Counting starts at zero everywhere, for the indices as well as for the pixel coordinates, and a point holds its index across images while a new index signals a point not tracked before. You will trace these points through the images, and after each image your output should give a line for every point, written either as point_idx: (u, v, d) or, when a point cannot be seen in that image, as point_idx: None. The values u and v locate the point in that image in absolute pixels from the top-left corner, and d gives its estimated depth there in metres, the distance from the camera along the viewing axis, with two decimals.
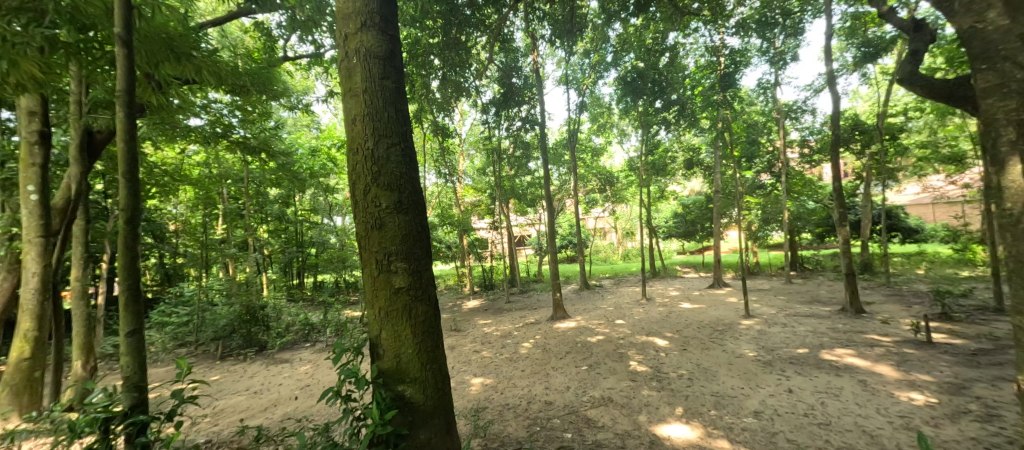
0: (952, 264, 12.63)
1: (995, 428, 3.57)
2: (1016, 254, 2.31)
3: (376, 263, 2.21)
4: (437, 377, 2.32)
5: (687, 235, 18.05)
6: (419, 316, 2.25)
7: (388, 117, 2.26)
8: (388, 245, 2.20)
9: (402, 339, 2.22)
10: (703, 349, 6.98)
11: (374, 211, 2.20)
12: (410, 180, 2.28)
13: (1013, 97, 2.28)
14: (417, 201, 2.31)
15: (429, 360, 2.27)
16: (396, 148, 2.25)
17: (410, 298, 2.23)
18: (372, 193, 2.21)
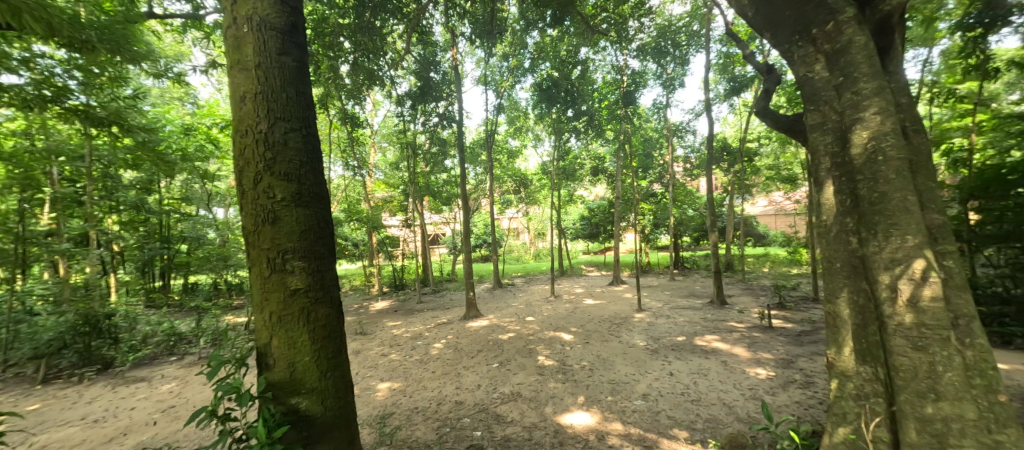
0: (786, 263, 15.80)
1: (811, 393, 4.56)
2: (826, 256, 2.99)
3: (267, 262, 1.95)
4: (340, 386, 2.14)
5: (591, 237, 19.57)
6: (320, 321, 2.05)
7: (287, 99, 2.03)
8: (284, 242, 1.96)
9: (297, 346, 1.99)
10: (603, 341, 7.62)
11: (267, 203, 1.94)
12: (312, 170, 2.07)
13: (829, 133, 2.93)
14: (320, 193, 2.10)
15: (331, 367, 2.09)
16: (297, 133, 2.03)
17: (309, 301, 2.02)
18: (265, 184, 1.94)
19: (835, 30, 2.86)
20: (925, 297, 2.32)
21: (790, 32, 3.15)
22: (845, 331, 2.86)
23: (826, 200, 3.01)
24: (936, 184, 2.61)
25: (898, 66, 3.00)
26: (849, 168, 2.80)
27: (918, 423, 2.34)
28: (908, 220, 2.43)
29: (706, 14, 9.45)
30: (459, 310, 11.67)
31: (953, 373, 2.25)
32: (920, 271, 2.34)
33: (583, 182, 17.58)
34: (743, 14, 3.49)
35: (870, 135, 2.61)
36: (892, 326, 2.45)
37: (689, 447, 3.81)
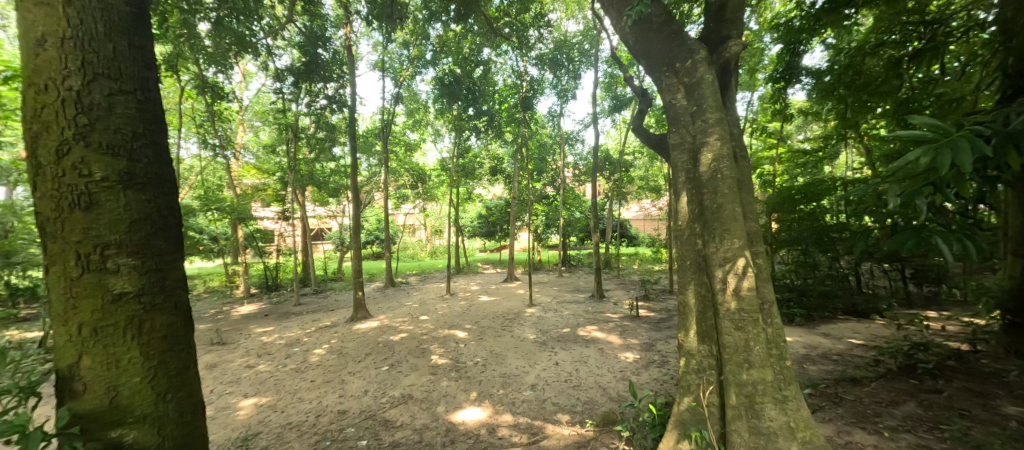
0: (651, 261, 18.40)
1: (665, 370, 5.41)
2: (679, 256, 3.56)
3: (76, 258, 1.50)
4: (188, 410, 1.77)
5: (487, 235, 20.01)
6: (158, 332, 1.66)
7: (115, 52, 1.60)
8: (104, 234, 1.53)
9: (122, 364, 1.57)
10: (496, 337, 7.84)
11: (78, 183, 1.49)
12: (150, 145, 1.69)
13: (685, 152, 3.49)
14: (161, 175, 1.72)
15: (174, 387, 1.71)
16: (129, 97, 1.63)
17: (142, 308, 1.61)
18: (76, 157, 1.49)
19: (691, 67, 3.45)
20: (744, 288, 2.94)
21: (659, 63, 3.67)
22: (691, 317, 3.43)
23: (681, 208, 3.57)
24: (753, 199, 3.32)
25: (732, 103, 3.72)
26: (697, 183, 3.38)
27: (737, 387, 2.95)
28: (734, 227, 3.06)
29: (596, 36, 10.44)
30: (345, 311, 10.78)
31: (760, 347, 2.90)
32: (742, 267, 2.97)
33: (482, 181, 17.87)
34: (625, 42, 3.96)
35: (713, 157, 3.21)
36: (722, 312, 3.04)
37: (569, 429, 4.17)
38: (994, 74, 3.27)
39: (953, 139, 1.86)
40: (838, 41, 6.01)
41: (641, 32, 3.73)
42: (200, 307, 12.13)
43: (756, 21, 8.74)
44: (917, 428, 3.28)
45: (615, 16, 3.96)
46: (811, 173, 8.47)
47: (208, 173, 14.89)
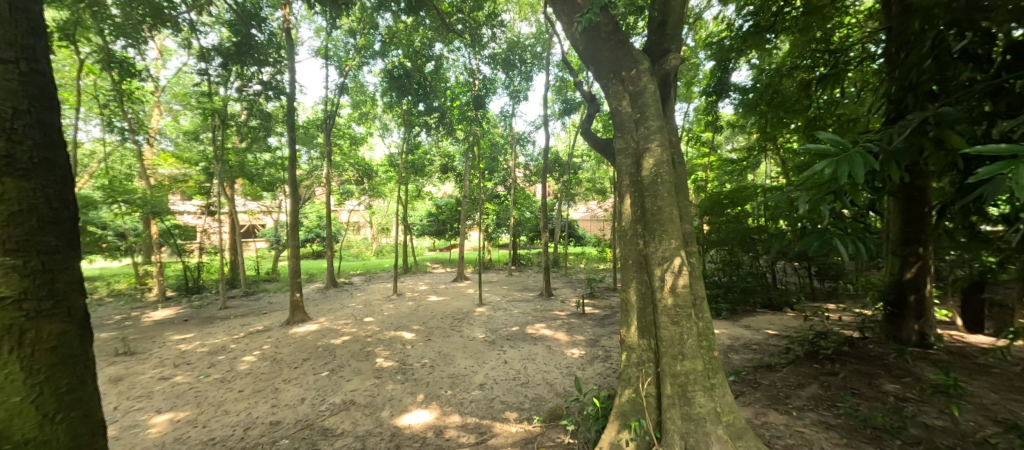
0: (596, 261, 19.15)
1: (608, 365, 5.65)
2: (623, 255, 3.73)
3: None
4: (84, 431, 1.52)
5: (437, 233, 19.67)
6: (46, 342, 1.41)
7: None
8: None
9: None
10: (444, 337, 7.73)
11: None
12: (36, 127, 1.46)
13: (629, 156, 3.67)
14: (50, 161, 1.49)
15: (66, 406, 1.46)
16: (11, 74, 1.40)
17: (25, 315, 1.37)
18: None
19: (635, 77, 3.64)
20: (679, 285, 3.17)
21: (607, 70, 3.83)
22: (632, 314, 3.62)
23: (624, 210, 3.75)
24: (688, 202, 3.57)
25: (671, 113, 3.98)
26: (639, 186, 3.58)
27: (671, 378, 3.16)
28: (671, 229, 3.29)
29: (547, 40, 10.66)
30: (281, 315, 10.07)
31: (692, 340, 3.13)
32: (677, 266, 3.19)
33: (432, 179, 17.56)
34: (575, 48, 4.08)
35: (654, 163, 3.42)
36: (660, 308, 3.24)
37: (517, 426, 4.23)
38: (881, 99, 3.79)
39: (848, 156, 2.12)
40: (762, 61, 6.64)
41: (590, 39, 3.87)
42: (102, 313, 10.71)
43: (693, 37, 9.40)
44: (818, 407, 3.72)
45: (566, 22, 4.07)
46: (738, 181, 9.28)
47: (117, 161, 13.18)
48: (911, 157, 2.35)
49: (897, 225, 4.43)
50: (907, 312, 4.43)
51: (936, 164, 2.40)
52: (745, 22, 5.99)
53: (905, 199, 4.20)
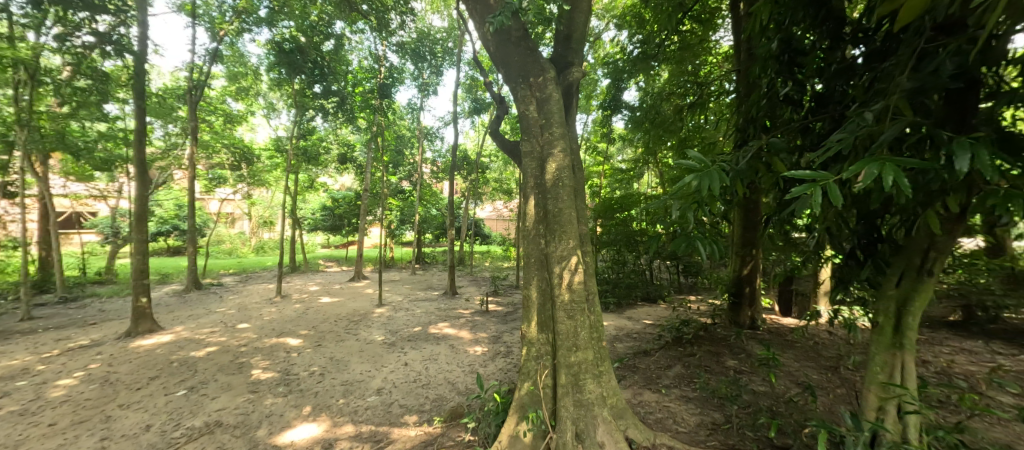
0: (501, 259, 19.65)
1: (509, 360, 5.84)
2: (526, 253, 3.87)
3: None
4: None
5: (332, 229, 18.11)
6: None
7: None
8: None
9: None
10: (337, 342, 7.15)
11: None
12: None
13: (534, 159, 3.84)
14: None
15: None
16: None
17: None
18: None
19: (541, 84, 3.84)
20: (575, 282, 3.44)
21: (516, 75, 3.96)
22: (532, 310, 3.78)
23: (528, 210, 3.90)
24: (585, 206, 3.88)
25: (572, 121, 4.27)
26: (542, 188, 3.77)
27: (566, 368, 3.40)
28: (569, 229, 3.55)
29: (459, 36, 10.59)
30: (119, 324, 8.21)
31: (585, 332, 3.42)
32: (574, 264, 3.46)
33: (328, 169, 16.12)
34: (486, 48, 4.13)
35: (556, 168, 3.65)
36: (558, 303, 3.47)
37: (416, 429, 4.13)
38: (732, 128, 4.61)
39: (709, 171, 2.53)
40: (647, 85, 7.55)
41: (500, 41, 3.96)
42: None
43: (592, 55, 10.25)
44: (681, 384, 4.39)
45: (478, 22, 4.10)
46: (625, 188, 10.38)
47: None
48: (751, 175, 2.91)
49: (739, 231, 5.41)
50: (744, 302, 5.46)
51: (766, 182, 3.01)
52: (635, 48, 6.74)
53: (746, 210, 5.15)
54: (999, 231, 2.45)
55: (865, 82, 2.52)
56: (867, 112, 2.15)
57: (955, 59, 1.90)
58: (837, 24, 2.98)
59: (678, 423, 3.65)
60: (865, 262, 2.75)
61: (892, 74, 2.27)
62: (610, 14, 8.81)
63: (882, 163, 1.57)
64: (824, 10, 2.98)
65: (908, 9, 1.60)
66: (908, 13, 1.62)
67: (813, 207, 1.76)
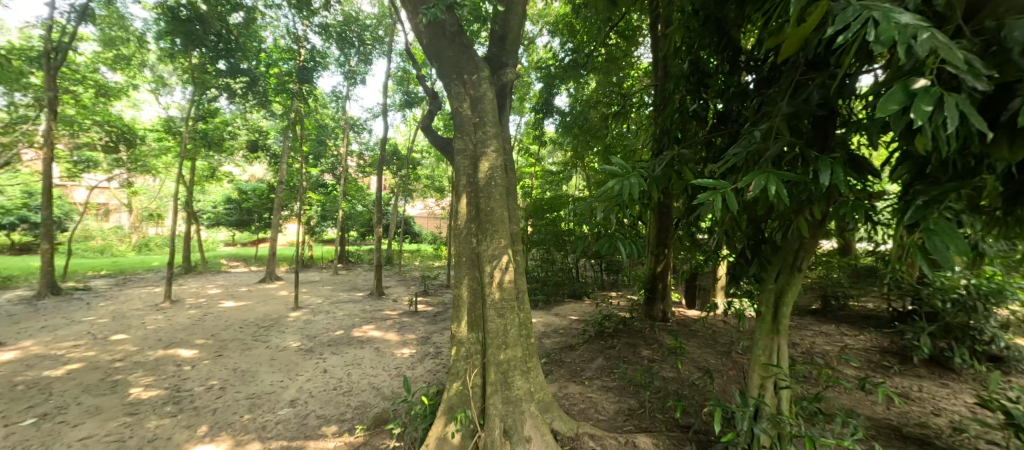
0: (431, 258, 19.25)
1: (439, 360, 5.73)
2: (457, 252, 3.83)
3: None
4: None
5: (238, 224, 16.21)
6: None
7: None
8: None
9: None
10: (243, 350, 6.40)
11: None
12: None
13: (467, 158, 3.82)
14: None
15: None
16: None
17: None
18: None
19: (475, 82, 3.82)
20: (505, 281, 3.49)
21: (450, 71, 3.88)
22: (463, 309, 3.73)
23: (460, 209, 3.86)
24: (516, 205, 3.94)
25: (506, 122, 4.31)
26: (475, 187, 3.76)
27: (495, 366, 3.43)
28: (501, 229, 3.58)
29: (391, 25, 10.12)
30: None
31: (514, 330, 3.48)
32: (504, 263, 3.50)
33: (234, 157, 14.38)
34: (419, 40, 4.00)
35: (488, 168, 3.67)
36: (488, 302, 3.48)
37: (335, 441, 3.85)
38: (650, 138, 5.05)
39: (629, 176, 2.74)
40: (576, 92, 7.94)
41: (433, 34, 3.87)
42: None
43: (526, 59, 10.50)
44: (602, 375, 4.68)
45: (411, 13, 3.95)
46: (555, 190, 10.79)
47: None
48: (664, 182, 3.20)
49: (654, 232, 5.91)
50: (656, 297, 6.00)
51: (676, 189, 3.34)
52: (567, 56, 7.06)
53: (659, 213, 5.65)
54: (848, 234, 3.00)
55: (755, 105, 2.93)
56: (756, 130, 2.50)
57: (820, 92, 2.30)
58: (735, 52, 3.42)
59: (599, 411, 3.90)
60: (753, 259, 3.19)
61: (775, 100, 2.67)
62: (544, 21, 9.11)
63: (768, 175, 1.85)
64: (724, 39, 3.40)
65: (789, 45, 1.81)
66: (790, 48, 1.84)
67: (715, 213, 2.01)
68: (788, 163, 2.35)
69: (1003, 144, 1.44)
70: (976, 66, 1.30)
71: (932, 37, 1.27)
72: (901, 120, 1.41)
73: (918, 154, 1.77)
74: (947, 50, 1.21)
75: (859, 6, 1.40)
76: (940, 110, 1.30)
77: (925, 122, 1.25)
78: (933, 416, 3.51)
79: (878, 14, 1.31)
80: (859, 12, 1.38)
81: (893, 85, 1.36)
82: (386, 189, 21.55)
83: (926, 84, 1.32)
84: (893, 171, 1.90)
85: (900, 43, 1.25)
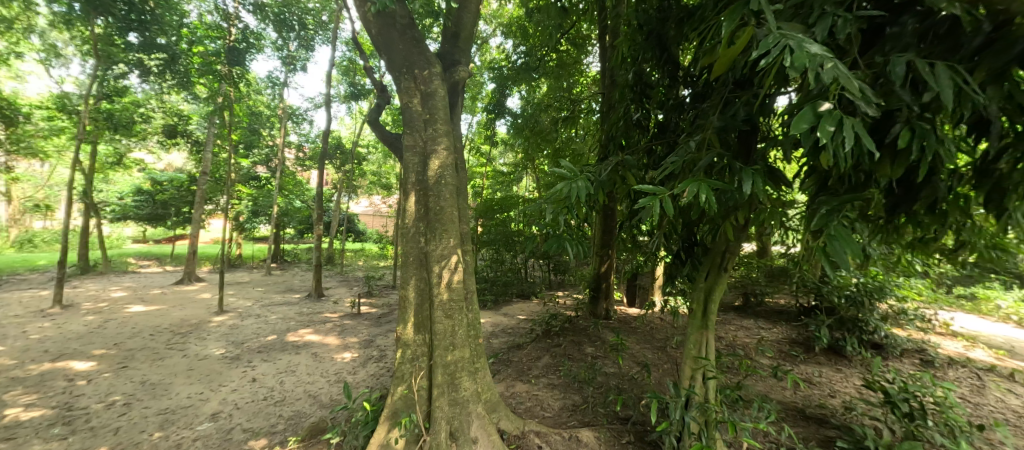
0: (376, 258, 18.50)
1: (383, 364, 5.51)
2: (404, 252, 3.69)
3: None
4: None
5: (150, 219, 14.39)
6: None
7: None
8: None
9: None
10: (154, 360, 5.69)
11: None
12: None
13: (416, 156, 3.70)
14: None
15: None
16: None
17: None
18: None
19: (426, 78, 3.72)
20: (454, 281, 3.44)
21: (400, 64, 3.74)
22: (409, 311, 3.61)
23: (408, 208, 3.72)
24: (466, 205, 3.90)
25: (458, 119, 4.25)
26: (424, 185, 3.66)
27: (442, 368, 3.36)
28: (450, 229, 3.53)
29: (337, 12, 9.54)
30: None
31: (462, 330, 3.44)
32: (454, 263, 3.45)
33: (148, 142, 12.77)
34: (367, 30, 3.82)
35: (439, 166, 3.60)
36: (436, 303, 3.41)
37: None
38: (597, 143, 5.26)
39: (577, 179, 2.82)
40: (528, 94, 8.05)
41: (383, 25, 3.71)
42: None
43: (479, 58, 10.47)
44: (548, 373, 4.78)
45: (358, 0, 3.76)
46: (505, 191, 10.85)
47: None
48: (610, 186, 3.33)
49: (599, 233, 6.15)
50: (600, 296, 6.27)
51: (620, 193, 3.50)
52: (519, 58, 7.16)
53: (604, 215, 5.89)
54: (766, 238, 3.33)
55: (690, 118, 3.17)
56: (690, 141, 2.69)
57: (745, 110, 2.55)
58: (673, 67, 3.68)
59: (544, 409, 3.98)
60: (686, 260, 3.45)
61: (707, 114, 2.91)
62: (497, 21, 9.14)
63: (700, 184, 2.01)
64: (665, 53, 3.66)
65: (721, 63, 1.93)
66: (721, 66, 1.95)
67: (654, 217, 2.13)
68: (717, 173, 2.57)
69: (886, 163, 1.69)
70: (868, 95, 1.51)
71: (835, 66, 1.43)
72: (810, 138, 1.60)
73: (822, 169, 2.01)
74: (846, 79, 1.39)
75: (778, 34, 1.56)
76: (840, 132, 1.49)
77: (828, 141, 1.43)
78: (830, 397, 4.03)
79: (792, 43, 1.47)
80: (778, 40, 1.53)
81: (805, 107, 1.53)
82: (327, 185, 20.37)
83: (830, 107, 1.51)
84: (802, 183, 2.15)
85: (810, 70, 1.41)
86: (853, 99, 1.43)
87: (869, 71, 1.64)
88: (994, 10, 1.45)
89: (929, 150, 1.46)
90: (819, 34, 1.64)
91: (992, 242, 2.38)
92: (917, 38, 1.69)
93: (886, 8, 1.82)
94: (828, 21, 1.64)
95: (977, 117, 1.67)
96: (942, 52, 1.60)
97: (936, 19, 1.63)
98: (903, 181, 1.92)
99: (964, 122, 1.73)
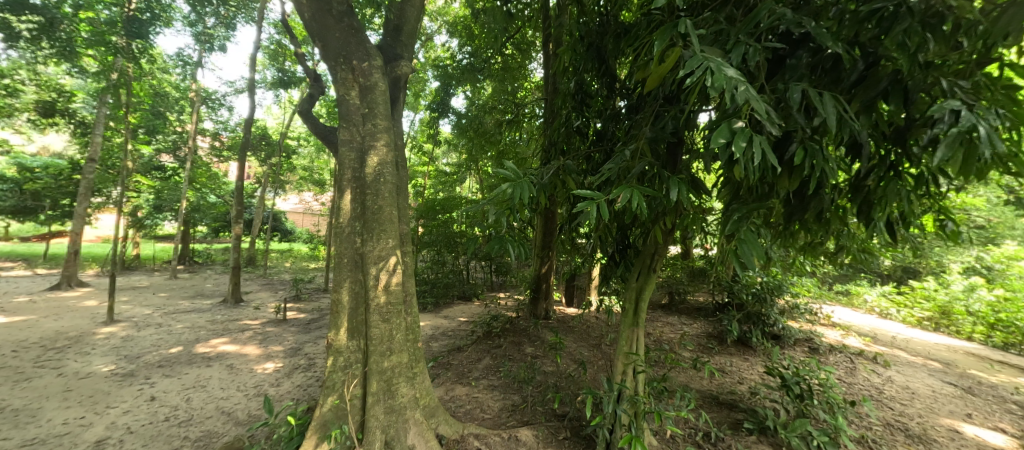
0: (305, 259, 17.21)
1: (311, 373, 5.12)
2: (337, 252, 3.45)
3: None
4: None
5: (16, 212, 12.02)
6: None
7: None
8: None
9: None
10: (17, 382, 4.73)
11: None
12: None
13: (353, 151, 3.48)
14: None
15: None
16: None
17: None
18: None
19: (366, 70, 3.52)
20: (392, 284, 3.29)
21: (336, 54, 3.52)
22: (343, 315, 3.37)
23: (342, 206, 3.48)
24: (407, 205, 3.77)
25: (398, 115, 4.09)
26: (360, 182, 3.46)
27: (377, 374, 3.20)
28: (388, 229, 3.38)
29: None
30: None
31: (400, 334, 3.31)
32: (392, 264, 3.31)
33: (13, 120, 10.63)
34: (300, 14, 3.53)
35: (377, 163, 3.43)
36: (372, 306, 3.24)
37: None
38: (540, 147, 5.37)
39: (521, 181, 2.85)
40: (473, 95, 8.02)
41: (317, 9, 3.45)
42: None
43: (422, 55, 10.25)
44: (488, 374, 4.78)
45: None
46: (448, 191, 10.69)
47: None
48: (551, 189, 3.40)
49: (540, 235, 6.27)
50: (540, 296, 6.39)
51: (560, 196, 3.59)
52: (465, 58, 7.14)
53: (546, 218, 6.03)
54: (689, 241, 3.61)
55: (625, 128, 3.37)
56: (626, 149, 2.83)
57: (673, 122, 2.76)
58: (611, 79, 3.88)
59: (483, 411, 3.97)
60: (620, 262, 3.66)
61: (640, 124, 3.10)
62: (443, 19, 9.02)
63: (633, 190, 2.14)
64: (603, 65, 3.86)
65: (654, 78, 2.06)
66: (654, 81, 2.08)
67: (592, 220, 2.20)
68: (648, 180, 2.73)
69: (785, 177, 1.92)
70: (772, 116, 1.70)
71: (747, 89, 1.60)
72: (726, 152, 1.77)
73: (735, 181, 2.24)
74: (755, 101, 1.57)
75: (701, 56, 1.70)
76: (750, 148, 1.67)
77: (739, 155, 1.60)
78: (739, 384, 4.50)
79: (713, 65, 1.62)
80: (701, 61, 1.68)
81: (722, 123, 1.69)
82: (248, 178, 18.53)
83: (743, 125, 1.68)
84: (719, 191, 2.36)
85: (727, 90, 1.57)
86: (760, 119, 1.60)
87: (772, 95, 1.86)
88: (867, 51, 1.79)
89: (818, 168, 1.68)
90: (733, 60, 1.81)
91: (861, 245, 2.81)
92: (810, 69, 1.94)
93: (788, 41, 2.06)
94: (741, 48, 1.83)
95: (852, 141, 1.97)
96: (828, 84, 1.88)
97: (824, 55, 1.89)
98: (798, 194, 2.20)
99: (844, 145, 2.03)
